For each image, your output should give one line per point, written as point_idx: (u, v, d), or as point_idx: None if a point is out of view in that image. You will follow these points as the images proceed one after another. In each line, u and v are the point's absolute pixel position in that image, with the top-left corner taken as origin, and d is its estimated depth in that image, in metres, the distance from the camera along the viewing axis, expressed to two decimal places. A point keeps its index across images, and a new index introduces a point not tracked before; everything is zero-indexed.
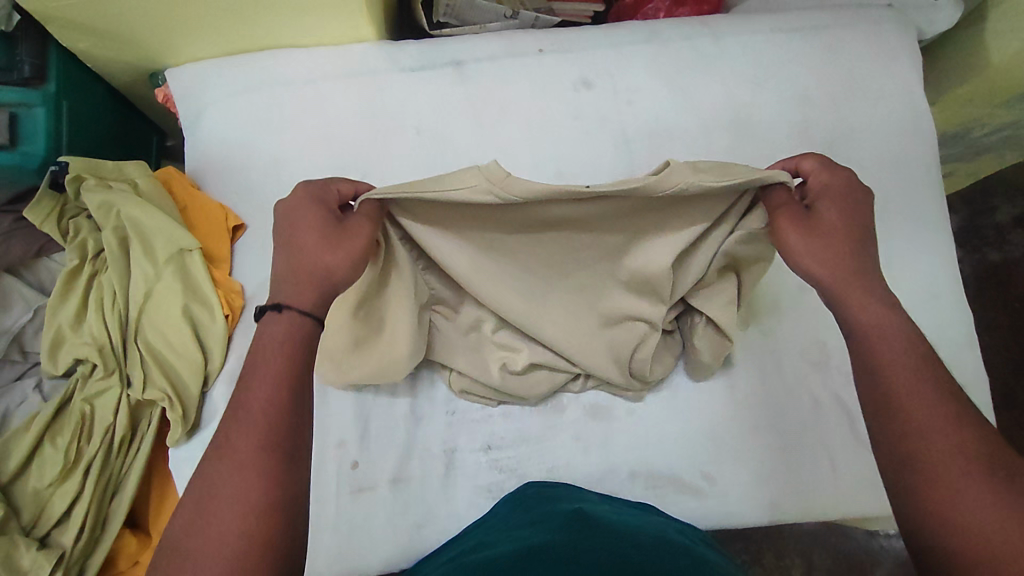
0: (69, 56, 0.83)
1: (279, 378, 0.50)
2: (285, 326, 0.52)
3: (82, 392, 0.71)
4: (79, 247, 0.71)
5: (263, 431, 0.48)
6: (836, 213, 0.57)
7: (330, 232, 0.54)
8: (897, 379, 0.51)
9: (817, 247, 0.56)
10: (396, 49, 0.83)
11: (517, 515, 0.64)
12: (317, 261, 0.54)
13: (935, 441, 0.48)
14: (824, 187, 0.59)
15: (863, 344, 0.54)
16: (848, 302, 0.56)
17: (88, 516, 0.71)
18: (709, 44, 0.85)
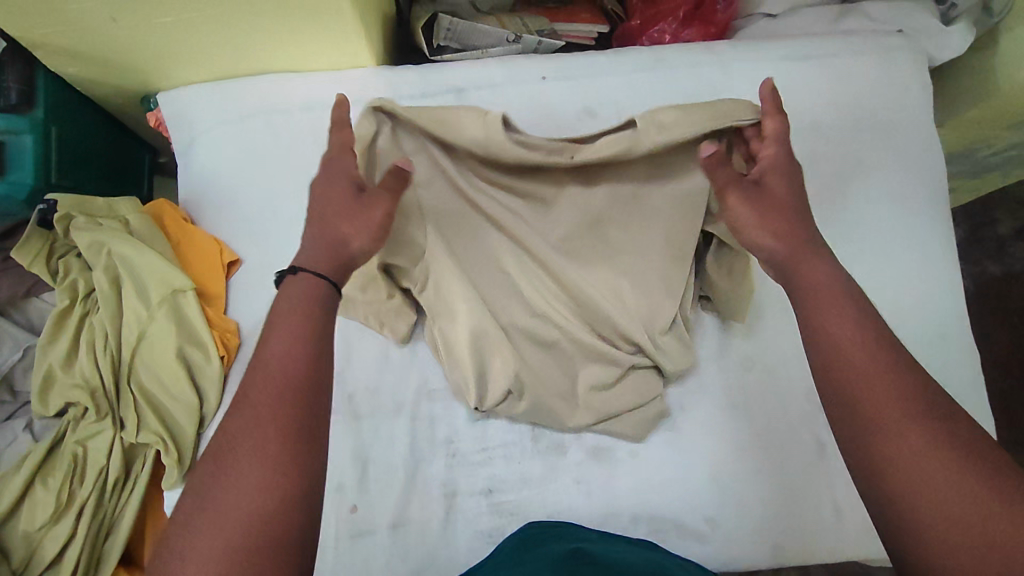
0: (57, 80, 0.81)
1: (303, 337, 0.48)
2: (311, 284, 0.52)
3: (74, 435, 0.70)
4: (69, 287, 0.69)
5: (285, 388, 0.47)
6: (782, 183, 0.59)
7: (352, 199, 0.56)
8: (844, 331, 0.50)
9: (763, 214, 0.57)
10: (395, 75, 0.81)
11: (519, 550, 0.64)
12: (338, 226, 0.55)
13: (877, 386, 0.47)
14: (770, 156, 0.60)
15: (809, 299, 0.53)
16: (798, 263, 0.55)
17: (81, 561, 0.69)
18: (716, 72, 0.83)
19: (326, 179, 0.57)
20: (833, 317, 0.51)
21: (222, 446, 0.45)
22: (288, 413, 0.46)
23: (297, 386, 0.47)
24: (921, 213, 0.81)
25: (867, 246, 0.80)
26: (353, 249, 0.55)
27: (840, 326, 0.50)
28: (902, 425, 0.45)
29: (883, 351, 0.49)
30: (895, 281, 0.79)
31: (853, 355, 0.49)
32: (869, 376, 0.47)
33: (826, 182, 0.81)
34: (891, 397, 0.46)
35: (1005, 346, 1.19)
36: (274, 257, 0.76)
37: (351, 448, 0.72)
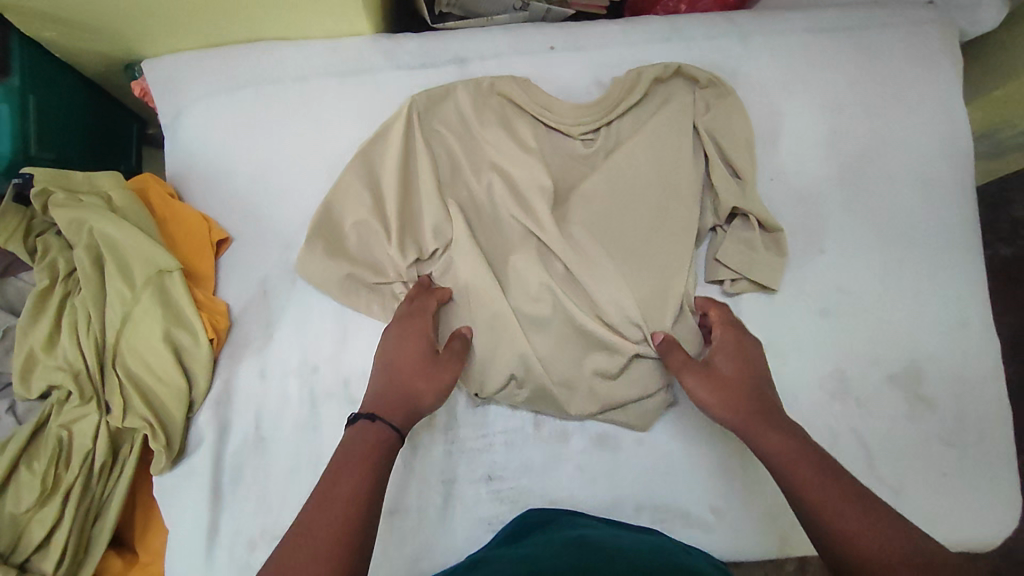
0: (33, 45, 0.76)
1: (366, 474, 0.52)
2: (376, 433, 0.55)
3: (58, 418, 0.67)
4: (48, 267, 0.65)
5: (345, 514, 0.49)
6: (731, 365, 0.63)
7: (429, 357, 0.62)
8: (816, 495, 0.52)
9: (715, 397, 0.61)
10: (394, 43, 0.76)
11: (521, 532, 0.64)
12: (413, 382, 0.61)
13: (855, 535, 0.49)
14: (718, 341, 0.66)
15: (778, 470, 0.55)
16: (757, 435, 0.58)
17: (69, 542, 0.68)
18: (735, 44, 0.79)
19: (411, 323, 0.64)
20: (799, 480, 0.53)
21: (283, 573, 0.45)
22: (348, 538, 0.48)
23: (358, 511, 0.49)
24: (943, 198, 0.77)
25: (888, 230, 0.76)
26: (421, 408, 0.60)
27: (813, 491, 0.52)
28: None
29: (859, 507, 0.50)
30: (915, 269, 0.76)
31: (833, 521, 0.50)
32: (853, 539, 0.49)
33: (846, 162, 0.77)
34: (884, 559, 0.47)
35: (1014, 334, 1.15)
36: (267, 235, 0.73)
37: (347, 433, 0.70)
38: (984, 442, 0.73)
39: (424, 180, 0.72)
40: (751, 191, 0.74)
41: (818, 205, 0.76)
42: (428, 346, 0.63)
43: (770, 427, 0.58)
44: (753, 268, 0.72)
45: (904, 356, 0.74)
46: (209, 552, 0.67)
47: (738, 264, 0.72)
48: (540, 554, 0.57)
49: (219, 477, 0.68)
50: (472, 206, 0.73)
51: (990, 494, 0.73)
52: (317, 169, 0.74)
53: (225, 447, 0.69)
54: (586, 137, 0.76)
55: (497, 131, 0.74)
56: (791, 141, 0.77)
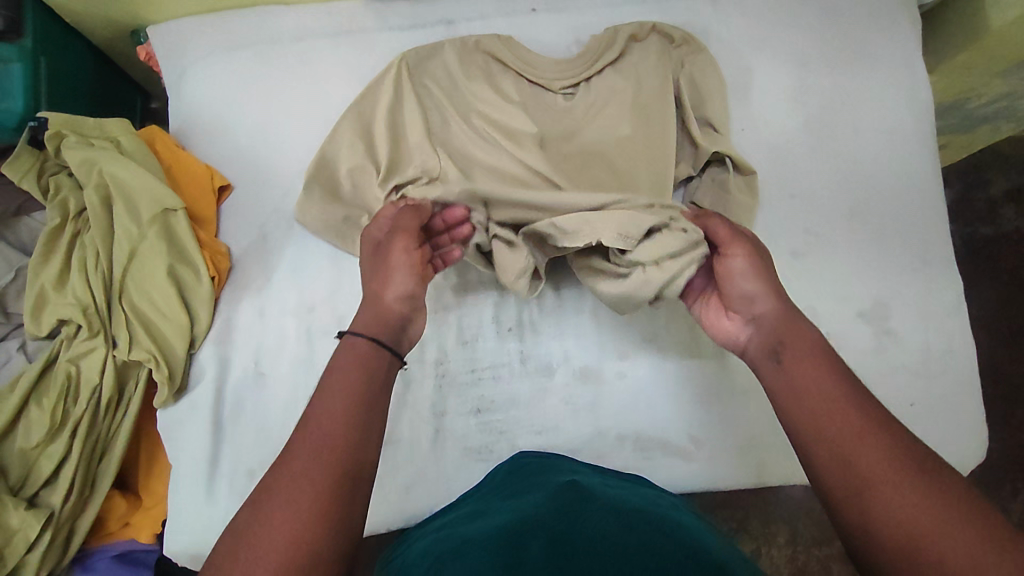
0: (45, 10, 0.80)
1: (352, 405, 0.49)
2: (361, 358, 0.53)
3: (67, 353, 0.71)
4: (60, 206, 0.71)
5: (330, 452, 0.46)
6: (754, 259, 0.59)
7: (406, 245, 0.61)
8: (826, 393, 0.50)
9: (735, 287, 0.58)
10: (385, 7, 0.81)
11: (514, 481, 0.63)
12: (385, 277, 0.59)
13: (866, 456, 0.46)
14: (747, 241, 0.60)
15: (792, 363, 0.53)
16: (780, 329, 0.55)
17: (76, 476, 0.71)
18: (706, 6, 0.84)
19: (395, 214, 0.64)
20: (814, 380, 0.51)
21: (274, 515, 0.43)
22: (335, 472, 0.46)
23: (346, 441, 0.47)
24: (907, 146, 0.81)
25: (854, 177, 0.80)
26: (386, 304, 0.58)
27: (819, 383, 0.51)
28: (892, 486, 0.45)
29: (868, 410, 0.49)
30: (881, 212, 0.80)
31: (832, 419, 0.49)
32: (856, 444, 0.47)
33: (813, 114, 0.82)
34: (877, 454, 0.46)
35: (995, 303, 1.17)
36: (265, 183, 0.77)
37: None
38: (956, 374, 0.76)
39: (414, 129, 0.76)
40: (722, 138, 0.78)
41: (787, 153, 0.81)
42: (406, 233, 0.62)
43: (799, 325, 0.56)
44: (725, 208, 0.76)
45: (874, 293, 0.77)
46: (209, 483, 0.70)
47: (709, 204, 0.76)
48: (537, 499, 0.55)
49: (220, 412, 0.71)
50: (461, 154, 0.77)
51: (964, 424, 0.75)
52: (312, 123, 0.78)
53: (224, 382, 0.72)
54: (565, 91, 0.80)
55: (481, 85, 0.78)
56: (760, 95, 0.82)
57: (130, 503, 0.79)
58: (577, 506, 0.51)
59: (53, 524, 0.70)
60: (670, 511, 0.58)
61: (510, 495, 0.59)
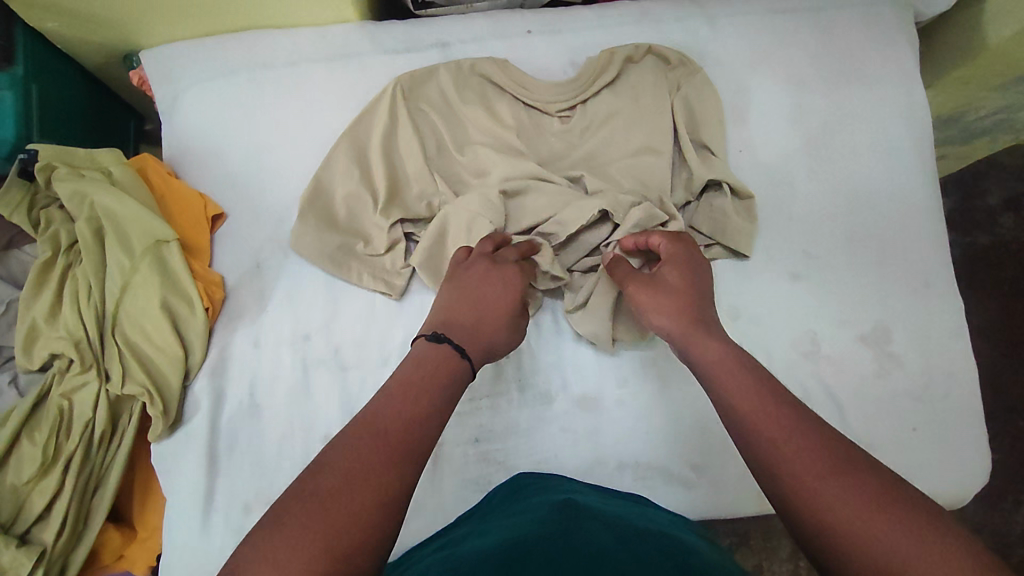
0: (36, 36, 0.80)
1: (438, 403, 0.49)
2: (456, 363, 0.53)
3: (59, 387, 0.70)
4: (51, 239, 0.70)
5: (410, 433, 0.46)
6: (672, 272, 0.63)
7: (518, 314, 0.62)
8: (742, 396, 0.50)
9: (654, 303, 0.61)
10: (379, 30, 0.81)
11: (511, 502, 0.62)
12: (502, 333, 0.59)
13: (780, 435, 0.46)
14: (667, 253, 0.64)
15: (709, 376, 0.54)
16: (690, 345, 0.57)
17: (69, 512, 0.70)
18: (702, 25, 0.83)
19: (500, 272, 0.63)
20: (729, 387, 0.51)
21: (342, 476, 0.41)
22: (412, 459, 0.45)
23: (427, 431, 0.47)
24: (906, 166, 0.81)
25: (853, 196, 0.80)
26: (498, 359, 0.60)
27: (735, 388, 0.51)
28: (816, 478, 0.43)
29: (784, 406, 0.48)
30: (880, 232, 0.79)
31: (754, 417, 0.48)
32: (778, 442, 0.46)
33: (811, 134, 0.81)
34: (797, 451, 0.45)
35: (995, 314, 1.16)
36: (259, 211, 0.76)
37: (337, 401, 0.71)
38: (957, 395, 0.75)
39: (409, 156, 0.75)
40: (720, 162, 0.77)
41: (786, 174, 0.80)
42: (519, 299, 0.62)
43: (709, 338, 0.56)
44: (724, 232, 0.75)
45: (875, 315, 0.77)
46: (204, 518, 0.68)
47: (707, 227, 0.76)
48: (534, 518, 0.54)
49: (214, 445, 0.70)
50: (458, 179, 0.77)
51: (968, 447, 0.74)
52: (306, 148, 0.78)
53: (219, 414, 0.71)
54: (562, 112, 0.80)
55: (476, 109, 0.78)
56: (757, 115, 0.81)
57: (125, 535, 0.78)
58: (568, 527, 0.51)
59: (46, 561, 0.69)
60: (671, 528, 0.58)
61: (508, 514, 0.58)
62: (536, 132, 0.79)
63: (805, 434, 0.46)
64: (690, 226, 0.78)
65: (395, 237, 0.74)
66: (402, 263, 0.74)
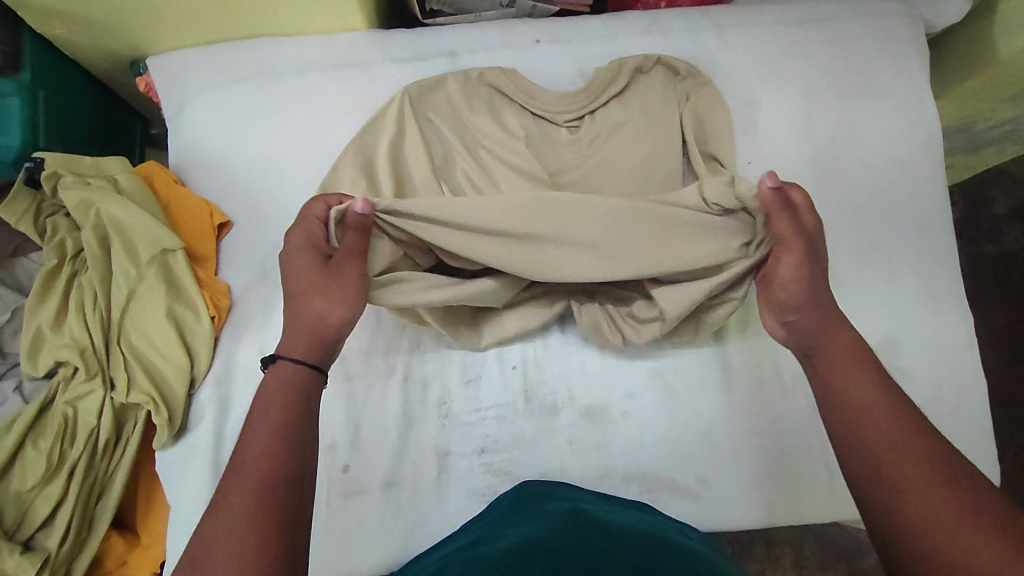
0: (44, 43, 0.80)
1: (280, 424, 0.49)
2: (289, 378, 0.52)
3: (64, 395, 0.70)
4: (58, 246, 0.70)
5: (258, 482, 0.46)
6: (789, 265, 0.58)
7: (322, 272, 0.57)
8: (850, 390, 0.52)
9: (790, 277, 0.58)
10: (387, 38, 0.80)
11: (515, 511, 0.61)
12: (305, 304, 0.56)
13: (883, 431, 0.48)
14: (786, 242, 0.58)
15: (824, 366, 0.55)
16: (825, 335, 0.56)
17: (73, 519, 0.70)
18: (711, 36, 0.83)
19: (290, 242, 0.59)
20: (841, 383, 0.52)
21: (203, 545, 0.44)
22: (268, 500, 0.45)
23: (277, 463, 0.47)
24: (916, 179, 0.80)
25: (861, 209, 0.79)
26: (330, 329, 0.56)
27: (848, 386, 0.52)
28: (915, 482, 0.45)
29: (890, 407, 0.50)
30: (889, 246, 0.79)
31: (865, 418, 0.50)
32: (873, 437, 0.48)
33: (819, 145, 0.81)
34: (904, 452, 0.47)
35: (1002, 324, 1.16)
36: (266, 219, 0.76)
37: (343, 410, 0.72)
38: (966, 410, 0.75)
39: (417, 165, 0.75)
40: (728, 173, 0.77)
41: (794, 186, 0.80)
42: (314, 262, 0.57)
43: (836, 330, 0.56)
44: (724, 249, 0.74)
45: (883, 329, 0.76)
46: None
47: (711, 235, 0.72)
48: (538, 524, 0.54)
49: (219, 455, 0.70)
50: (465, 189, 0.76)
51: (975, 463, 0.73)
52: (313, 156, 0.77)
53: (224, 424, 0.70)
54: (571, 122, 0.79)
55: (484, 119, 0.77)
56: (766, 126, 0.81)
57: (127, 541, 0.78)
58: (570, 535, 0.51)
59: (49, 568, 0.69)
60: (674, 536, 0.57)
61: (511, 523, 0.58)
62: (544, 142, 0.79)
63: (909, 436, 0.48)
64: None
65: None
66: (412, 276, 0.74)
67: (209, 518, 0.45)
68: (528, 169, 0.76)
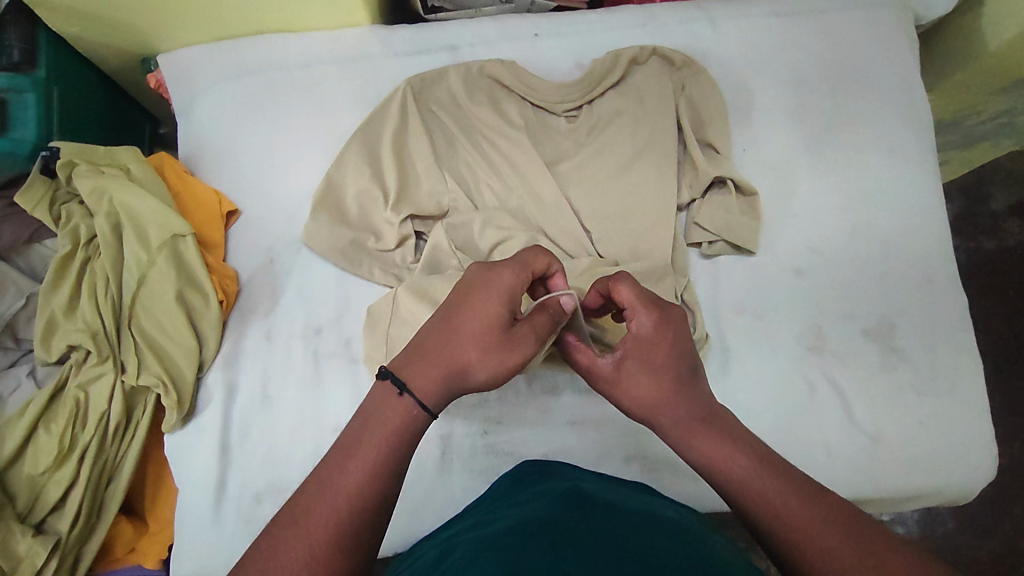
0: (58, 40, 0.82)
1: (379, 462, 0.47)
2: (399, 411, 0.49)
3: (76, 379, 0.71)
4: (71, 233, 0.72)
5: (339, 513, 0.44)
6: (640, 365, 0.54)
7: (497, 338, 0.52)
8: (757, 498, 0.47)
9: (649, 342, 0.53)
10: (390, 33, 0.83)
11: (514, 492, 0.61)
12: (468, 350, 0.51)
13: (805, 534, 0.44)
14: (636, 325, 0.54)
15: (722, 483, 0.49)
16: (688, 436, 0.52)
17: (83, 502, 0.71)
18: (706, 28, 0.85)
19: (490, 277, 0.53)
20: (756, 507, 0.47)
21: (270, 560, 0.42)
22: (345, 540, 0.44)
23: (368, 504, 0.45)
24: (910, 165, 0.82)
25: (855, 194, 0.81)
26: (463, 381, 0.52)
27: (745, 483, 0.48)
28: None
29: (793, 493, 0.46)
30: (883, 229, 0.80)
31: (762, 509, 0.46)
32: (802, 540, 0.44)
33: (812, 133, 0.82)
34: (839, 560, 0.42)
35: (1000, 319, 1.16)
36: (273, 207, 0.78)
37: (347, 390, 0.72)
38: (962, 391, 0.75)
39: (420, 153, 0.77)
40: (724, 159, 0.79)
41: (788, 173, 0.81)
42: (500, 318, 0.52)
43: (713, 433, 0.51)
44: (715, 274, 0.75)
45: (879, 311, 0.77)
46: (215, 507, 0.69)
47: (707, 248, 0.78)
48: (541, 506, 0.55)
49: (227, 436, 0.71)
50: (467, 176, 0.78)
51: (975, 443, 0.74)
52: (321, 146, 0.80)
53: (231, 406, 0.72)
54: (569, 110, 0.81)
55: (484, 109, 0.79)
56: (761, 114, 0.83)
57: (136, 527, 0.79)
58: (575, 517, 0.51)
59: (59, 551, 0.70)
60: (674, 514, 0.57)
61: (513, 504, 0.58)
62: (543, 131, 0.81)
63: (793, 501, 0.46)
64: (693, 224, 0.79)
65: (405, 233, 0.75)
66: (412, 259, 0.76)
67: (286, 536, 0.43)
68: (529, 156, 0.77)
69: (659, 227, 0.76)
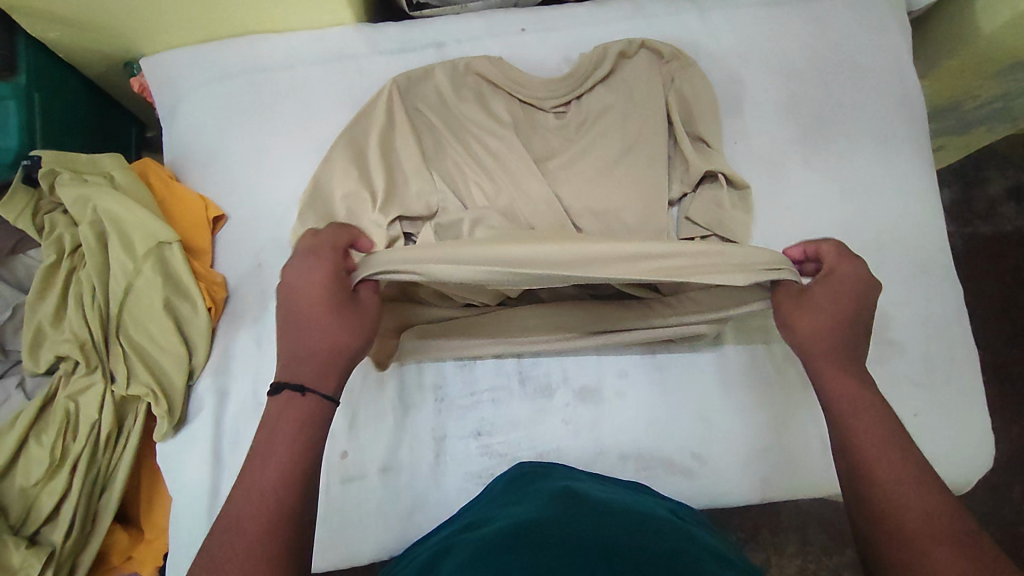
0: (38, 46, 0.81)
1: (294, 455, 0.50)
2: (304, 407, 0.52)
3: (65, 390, 0.70)
4: (56, 243, 0.72)
5: (266, 511, 0.47)
6: (834, 294, 0.59)
7: (336, 311, 0.55)
8: (870, 439, 0.52)
9: (843, 282, 0.60)
10: (375, 31, 0.82)
11: (510, 492, 0.61)
12: (330, 332, 0.55)
13: (895, 481, 0.49)
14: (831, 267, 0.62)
15: (839, 413, 0.55)
16: (825, 370, 0.58)
17: (77, 512, 0.70)
18: (695, 19, 0.84)
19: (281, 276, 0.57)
20: (862, 443, 0.52)
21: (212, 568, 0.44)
22: (280, 530, 0.46)
23: (293, 495, 0.48)
24: (903, 155, 0.81)
25: (849, 185, 0.80)
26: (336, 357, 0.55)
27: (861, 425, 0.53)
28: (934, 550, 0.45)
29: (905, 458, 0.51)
30: (876, 219, 0.79)
31: (868, 450, 0.52)
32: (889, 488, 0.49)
33: (804, 123, 0.82)
34: (916, 513, 0.47)
35: (997, 305, 1.15)
36: (260, 211, 0.77)
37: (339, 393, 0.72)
38: (958, 381, 0.75)
39: (407, 154, 0.76)
40: (716, 153, 0.78)
41: (781, 165, 0.80)
42: (324, 299, 0.56)
43: (850, 375, 0.57)
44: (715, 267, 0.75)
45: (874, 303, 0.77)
46: (209, 516, 0.69)
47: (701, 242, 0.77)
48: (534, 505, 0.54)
49: (220, 444, 0.70)
50: (456, 176, 0.77)
51: (972, 435, 0.73)
52: (307, 148, 0.79)
53: (222, 414, 0.71)
54: (557, 106, 0.81)
55: (471, 106, 0.79)
56: (752, 105, 0.82)
57: (131, 535, 0.79)
58: (569, 517, 0.50)
59: (54, 562, 0.70)
60: (668, 515, 0.56)
61: (507, 505, 0.58)
62: (531, 128, 0.80)
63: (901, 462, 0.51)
64: (685, 218, 0.78)
65: (393, 235, 0.74)
66: None
67: (218, 544, 0.46)
68: (517, 153, 0.76)
69: (650, 223, 0.75)
